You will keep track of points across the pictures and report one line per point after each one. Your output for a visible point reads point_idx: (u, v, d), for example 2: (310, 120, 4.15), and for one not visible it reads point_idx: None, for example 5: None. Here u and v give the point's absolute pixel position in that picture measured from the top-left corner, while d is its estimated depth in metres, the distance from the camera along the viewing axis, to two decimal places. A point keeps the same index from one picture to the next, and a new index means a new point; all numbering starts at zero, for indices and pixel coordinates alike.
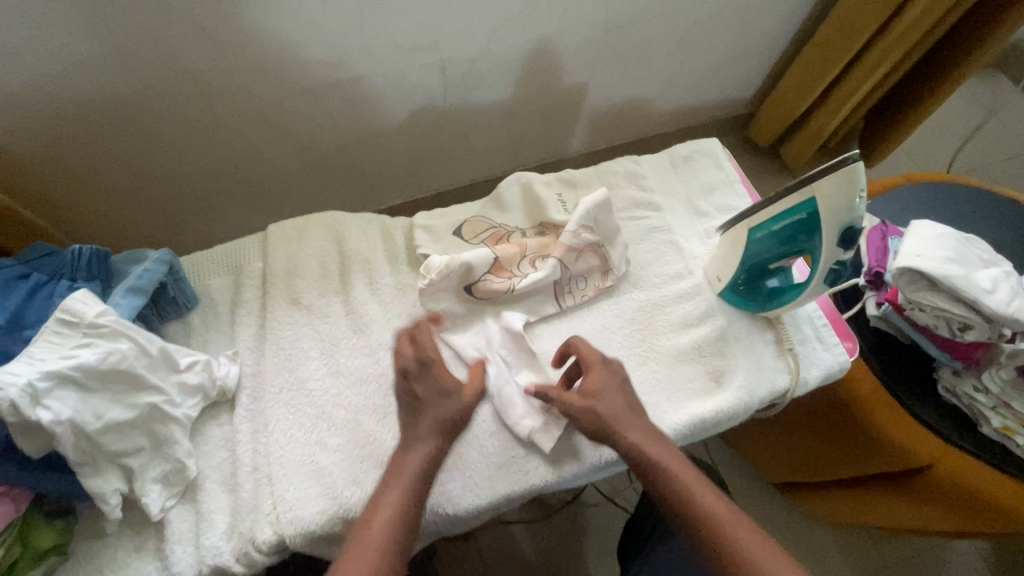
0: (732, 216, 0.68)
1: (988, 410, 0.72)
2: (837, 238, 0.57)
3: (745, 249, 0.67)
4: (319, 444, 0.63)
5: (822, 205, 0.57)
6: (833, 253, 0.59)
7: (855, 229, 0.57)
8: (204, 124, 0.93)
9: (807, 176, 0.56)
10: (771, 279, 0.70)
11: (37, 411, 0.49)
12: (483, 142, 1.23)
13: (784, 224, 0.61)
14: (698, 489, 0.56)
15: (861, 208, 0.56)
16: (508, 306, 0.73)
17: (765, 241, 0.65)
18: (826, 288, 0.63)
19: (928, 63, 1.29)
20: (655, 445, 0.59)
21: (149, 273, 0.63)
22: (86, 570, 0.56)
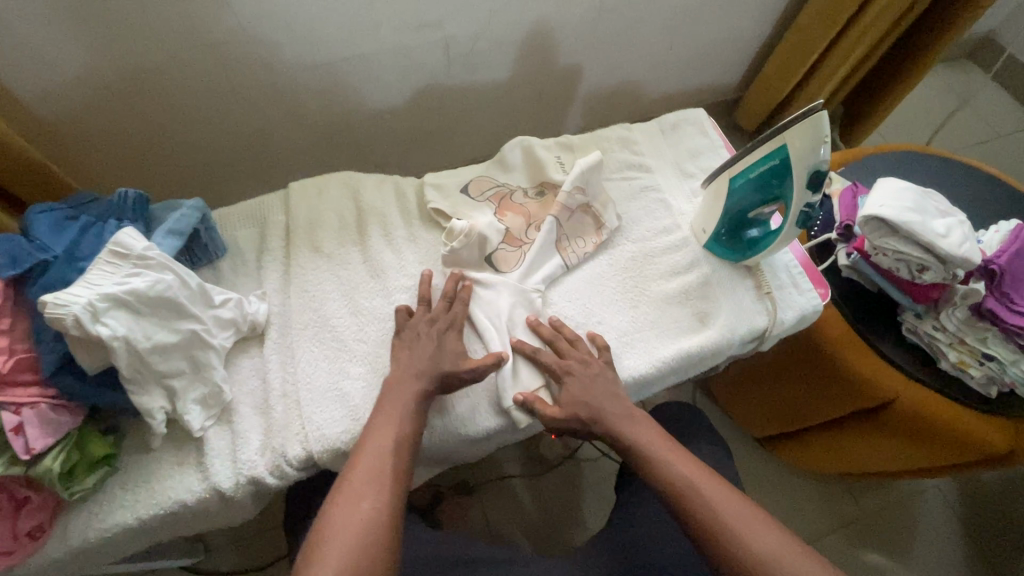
0: (716, 169, 0.76)
1: (946, 347, 0.79)
2: (807, 180, 0.66)
3: (727, 199, 0.74)
4: (342, 372, 0.69)
5: (792, 152, 0.65)
6: (803, 196, 0.67)
7: (820, 172, 0.65)
8: (221, 95, 0.98)
9: (780, 126, 0.65)
10: (751, 229, 0.77)
11: (97, 327, 0.55)
12: (483, 120, 1.29)
13: (759, 172, 0.69)
14: (660, 451, 0.64)
15: (825, 154, 0.64)
16: (528, 269, 0.77)
17: (741, 193, 0.73)
18: (797, 231, 0.71)
19: (901, 48, 1.37)
20: (614, 414, 0.67)
21: (186, 218, 0.70)
22: (134, 479, 0.62)
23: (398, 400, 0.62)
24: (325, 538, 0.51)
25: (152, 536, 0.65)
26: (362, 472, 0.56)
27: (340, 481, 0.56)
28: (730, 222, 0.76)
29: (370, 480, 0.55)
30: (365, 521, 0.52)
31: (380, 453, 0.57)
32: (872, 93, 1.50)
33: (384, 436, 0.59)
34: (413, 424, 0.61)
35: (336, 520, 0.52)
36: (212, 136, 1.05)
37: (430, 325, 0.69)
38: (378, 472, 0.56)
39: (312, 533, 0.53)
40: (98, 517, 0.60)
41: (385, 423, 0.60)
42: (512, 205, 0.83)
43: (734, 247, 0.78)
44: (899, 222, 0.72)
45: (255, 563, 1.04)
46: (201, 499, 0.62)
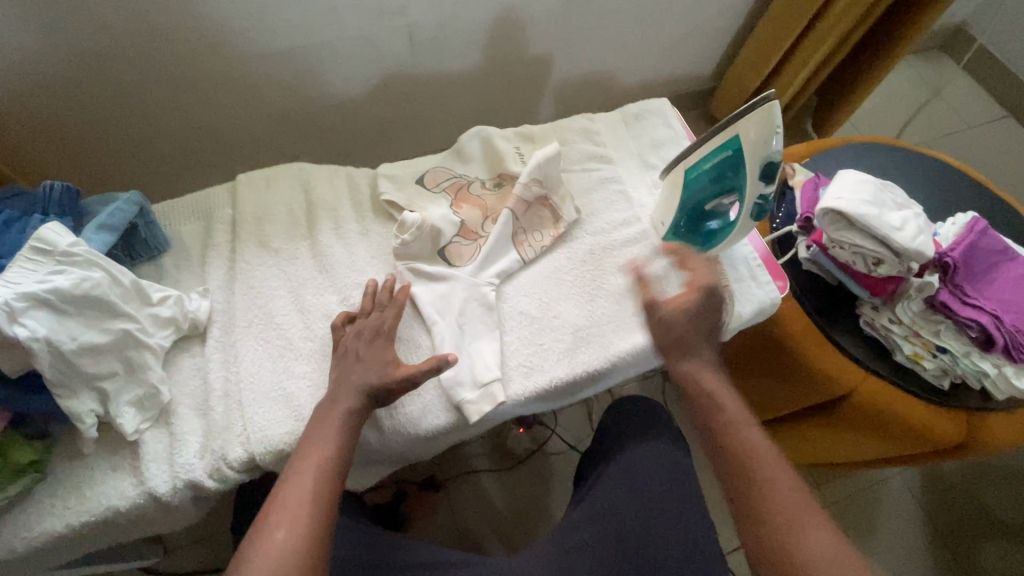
0: (672, 160, 0.75)
1: (901, 339, 0.79)
2: (760, 172, 0.65)
3: (682, 191, 0.73)
4: (288, 371, 0.67)
5: (744, 142, 0.65)
6: (757, 187, 0.66)
7: (774, 163, 0.64)
8: (170, 82, 0.94)
9: (731, 116, 0.64)
10: (711, 222, 0.75)
11: (14, 328, 0.52)
12: (451, 110, 1.26)
13: (714, 162, 0.68)
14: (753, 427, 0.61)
15: (776, 144, 0.63)
16: (484, 263, 0.76)
17: (699, 185, 0.71)
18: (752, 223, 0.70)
19: (872, 38, 1.37)
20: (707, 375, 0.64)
21: (120, 212, 0.66)
22: (65, 485, 0.60)
23: (331, 418, 0.59)
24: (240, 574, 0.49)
25: (88, 543, 0.63)
26: (284, 502, 0.53)
27: (261, 517, 0.52)
28: (690, 213, 0.74)
29: (295, 511, 0.52)
30: (281, 555, 0.49)
31: (306, 480, 0.54)
32: (843, 83, 1.49)
33: (310, 460, 0.56)
34: (346, 446, 0.58)
35: (262, 556, 0.49)
36: (162, 126, 1.01)
37: (357, 340, 0.65)
38: (299, 501, 0.53)
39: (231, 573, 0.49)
40: (25, 526, 0.58)
41: (315, 446, 0.57)
42: (468, 197, 0.81)
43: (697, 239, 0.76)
44: (856, 215, 0.72)
45: (217, 563, 1.03)
46: (136, 504, 0.60)
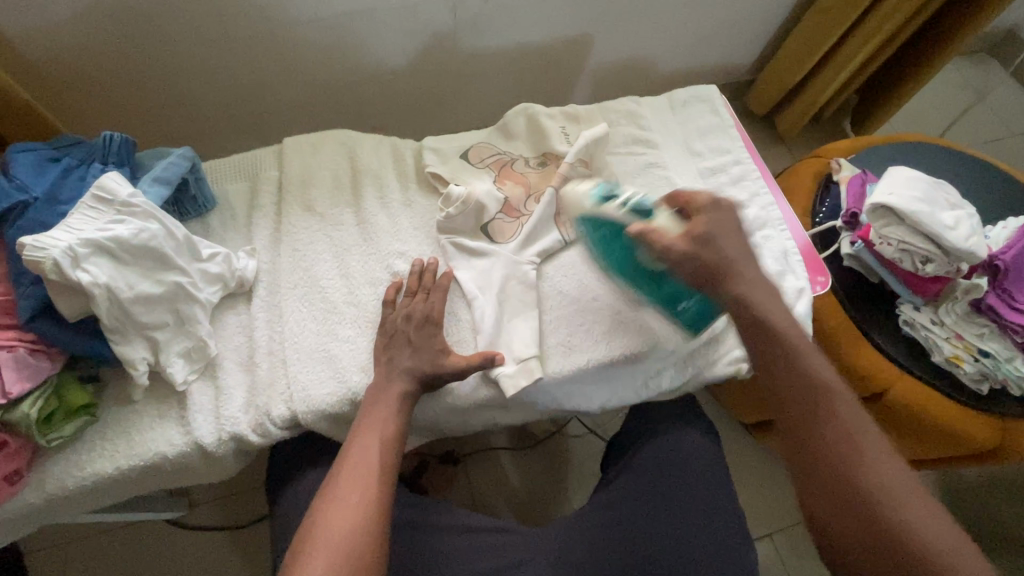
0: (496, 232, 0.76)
1: (940, 340, 0.78)
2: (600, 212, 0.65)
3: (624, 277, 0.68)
4: (330, 334, 0.68)
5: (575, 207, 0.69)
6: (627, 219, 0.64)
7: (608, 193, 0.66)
8: (214, 43, 0.94)
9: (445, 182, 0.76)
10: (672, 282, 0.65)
11: (77, 272, 0.53)
12: (489, 90, 1.25)
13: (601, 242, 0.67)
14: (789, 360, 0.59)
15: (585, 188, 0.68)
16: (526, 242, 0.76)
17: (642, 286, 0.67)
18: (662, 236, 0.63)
19: (922, 37, 1.33)
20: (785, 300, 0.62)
21: (173, 167, 0.67)
22: (115, 429, 0.62)
23: (386, 397, 0.62)
24: (313, 540, 0.52)
25: (132, 488, 0.64)
26: (350, 474, 0.56)
27: (329, 480, 0.56)
28: (662, 297, 0.67)
29: (358, 478, 0.55)
30: (355, 518, 0.53)
31: (369, 449, 0.58)
32: (887, 83, 1.45)
33: (372, 430, 0.59)
34: (402, 422, 0.61)
35: (334, 516, 0.53)
36: (204, 88, 1.01)
37: (407, 322, 0.66)
38: (365, 469, 0.56)
39: (301, 533, 0.53)
40: (76, 466, 0.60)
41: (376, 421, 0.60)
42: (513, 173, 0.80)
43: (703, 304, 0.66)
44: (908, 211, 0.71)
45: (240, 520, 1.05)
46: (182, 453, 0.62)
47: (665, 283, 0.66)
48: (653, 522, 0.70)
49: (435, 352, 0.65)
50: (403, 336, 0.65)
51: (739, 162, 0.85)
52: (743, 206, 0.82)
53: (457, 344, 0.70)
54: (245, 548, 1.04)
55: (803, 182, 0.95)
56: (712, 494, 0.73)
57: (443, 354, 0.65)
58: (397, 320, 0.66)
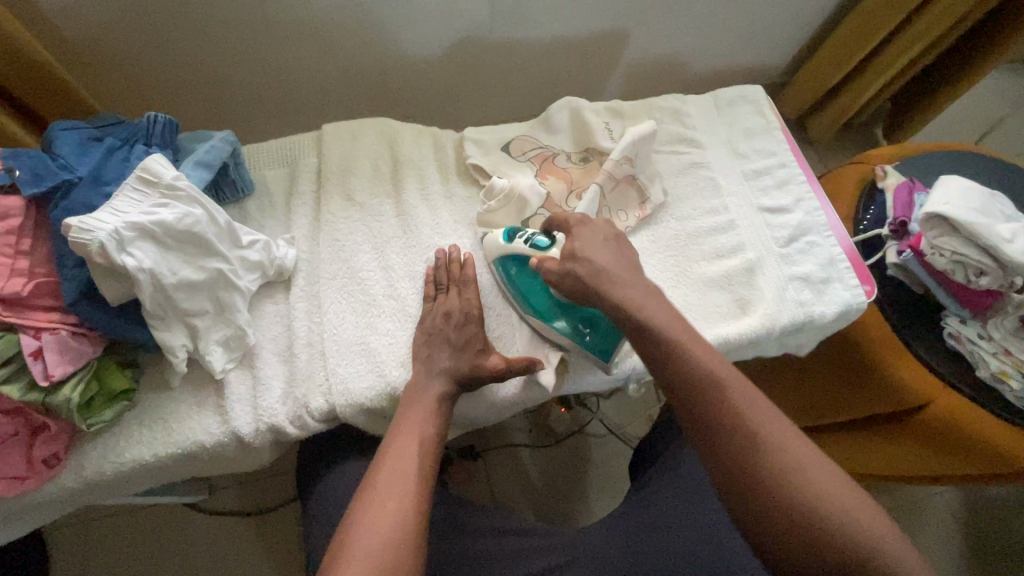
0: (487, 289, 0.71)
1: (987, 355, 0.77)
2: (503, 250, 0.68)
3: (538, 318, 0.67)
4: (370, 327, 0.67)
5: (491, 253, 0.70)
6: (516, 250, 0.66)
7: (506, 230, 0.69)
8: (249, 25, 0.92)
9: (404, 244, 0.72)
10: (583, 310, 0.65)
11: (123, 256, 0.52)
12: (521, 84, 1.22)
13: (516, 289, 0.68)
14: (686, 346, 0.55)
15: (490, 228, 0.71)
16: None
17: (554, 315, 0.66)
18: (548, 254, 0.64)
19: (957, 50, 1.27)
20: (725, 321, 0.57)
21: (215, 150, 0.66)
22: (153, 415, 0.61)
23: (424, 398, 0.60)
24: (351, 546, 0.47)
25: (166, 475, 0.64)
26: (387, 478, 0.52)
27: (366, 482, 0.53)
28: (576, 330, 0.65)
29: (397, 480, 0.52)
30: (393, 524, 0.49)
31: (408, 452, 0.55)
32: (924, 88, 1.38)
33: (410, 432, 0.57)
34: (438, 429, 0.58)
35: (371, 522, 0.49)
36: (236, 70, 0.99)
37: (448, 320, 0.65)
38: (405, 472, 0.53)
39: (336, 541, 0.48)
40: (114, 451, 0.59)
41: (413, 424, 0.57)
42: (554, 169, 0.79)
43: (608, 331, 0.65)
44: (964, 222, 0.69)
45: (260, 506, 1.05)
46: (219, 442, 0.61)
47: (577, 312, 0.65)
48: (697, 534, 0.67)
49: (476, 351, 0.63)
50: (444, 333, 0.64)
51: (785, 166, 0.83)
52: (789, 211, 0.80)
53: (496, 342, 0.69)
54: (264, 535, 1.03)
55: (845, 187, 0.93)
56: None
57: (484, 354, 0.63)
58: (438, 316, 0.65)
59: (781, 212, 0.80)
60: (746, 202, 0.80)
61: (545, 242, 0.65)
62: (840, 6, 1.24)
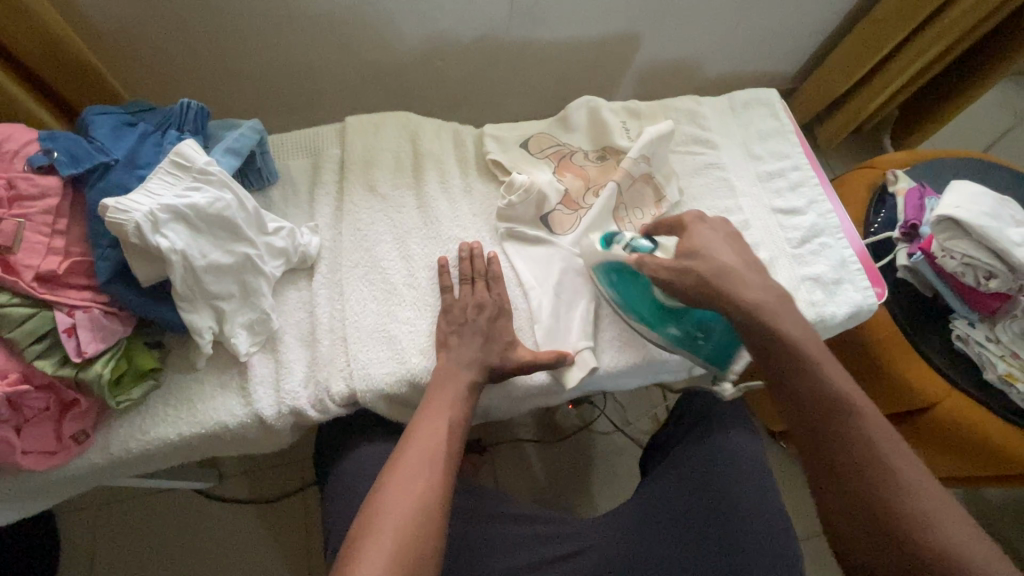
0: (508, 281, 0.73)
1: (996, 358, 0.79)
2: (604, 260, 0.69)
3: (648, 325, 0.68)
4: (391, 315, 0.68)
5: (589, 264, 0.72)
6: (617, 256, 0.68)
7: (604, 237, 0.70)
8: (272, 19, 0.93)
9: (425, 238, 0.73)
10: (690, 316, 0.65)
11: (157, 237, 0.53)
12: (536, 84, 1.24)
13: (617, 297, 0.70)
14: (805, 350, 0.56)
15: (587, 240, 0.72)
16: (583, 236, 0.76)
17: (663, 324, 0.67)
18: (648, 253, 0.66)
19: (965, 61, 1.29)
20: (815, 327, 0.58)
21: (244, 138, 0.68)
22: (179, 395, 0.62)
23: (453, 383, 0.61)
24: (377, 520, 0.50)
25: (188, 455, 0.65)
26: (411, 465, 0.54)
27: (394, 458, 0.55)
28: (685, 335, 0.66)
29: (423, 459, 0.54)
30: (416, 502, 0.51)
31: (436, 434, 0.56)
32: (933, 99, 1.40)
33: (438, 414, 0.58)
34: (465, 415, 0.60)
35: (397, 496, 0.51)
36: (257, 64, 1.01)
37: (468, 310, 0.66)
38: (431, 454, 0.55)
39: (363, 511, 0.51)
40: (141, 430, 0.60)
41: (444, 407, 0.59)
42: (572, 166, 0.80)
43: (722, 338, 0.65)
44: (974, 225, 0.71)
45: (268, 494, 1.06)
46: (242, 423, 0.62)
47: (686, 318, 0.66)
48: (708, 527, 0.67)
49: (496, 342, 0.65)
50: (465, 324, 0.66)
51: (798, 168, 0.84)
52: (801, 212, 0.81)
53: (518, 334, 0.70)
54: (272, 523, 1.04)
55: (855, 191, 0.94)
56: (770, 507, 0.68)
57: (503, 344, 0.65)
58: (458, 307, 0.67)
59: (793, 213, 0.81)
60: (759, 203, 0.82)
61: (649, 246, 0.67)
62: (853, 15, 1.26)
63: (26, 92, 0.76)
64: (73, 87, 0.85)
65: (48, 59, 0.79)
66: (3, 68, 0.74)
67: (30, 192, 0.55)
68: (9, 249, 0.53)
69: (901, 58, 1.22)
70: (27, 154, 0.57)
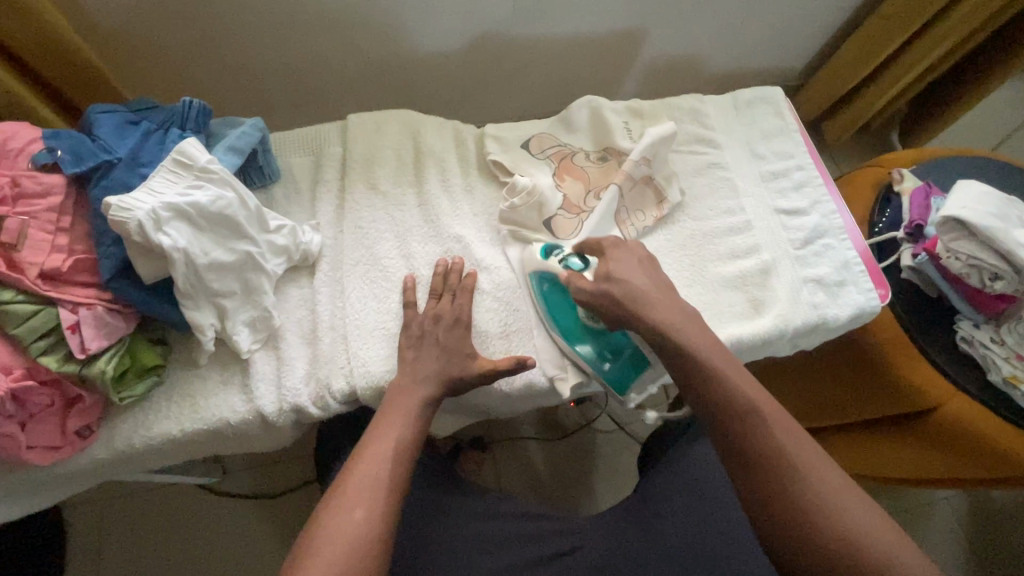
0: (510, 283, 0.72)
1: (1000, 360, 0.77)
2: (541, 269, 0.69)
3: (564, 342, 0.68)
4: (391, 314, 0.68)
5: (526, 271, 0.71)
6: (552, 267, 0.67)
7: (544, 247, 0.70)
8: (273, 16, 0.93)
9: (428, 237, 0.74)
10: (607, 341, 0.68)
11: (159, 236, 0.54)
12: (539, 81, 1.23)
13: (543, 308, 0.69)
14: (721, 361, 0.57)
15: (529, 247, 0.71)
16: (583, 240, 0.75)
17: (577, 339, 0.68)
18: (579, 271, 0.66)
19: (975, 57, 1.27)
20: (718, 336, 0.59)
21: (246, 137, 0.68)
22: (182, 392, 0.63)
23: (408, 402, 0.59)
24: (317, 551, 0.47)
25: (190, 451, 0.66)
26: (359, 481, 0.52)
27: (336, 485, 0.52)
28: (599, 358, 0.68)
29: (369, 486, 0.52)
30: (358, 533, 0.49)
31: (382, 459, 0.54)
32: (942, 96, 1.38)
33: (386, 437, 0.56)
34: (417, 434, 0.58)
35: (337, 527, 0.49)
36: (259, 61, 1.01)
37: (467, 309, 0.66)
38: (373, 482, 0.52)
39: (300, 542, 0.49)
40: (144, 425, 0.61)
41: (389, 428, 0.57)
42: (572, 167, 0.80)
43: (630, 363, 0.68)
44: (980, 226, 0.70)
45: (270, 489, 1.07)
46: (244, 420, 0.63)
47: (602, 343, 0.68)
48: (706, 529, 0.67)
49: None
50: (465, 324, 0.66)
51: (801, 167, 0.84)
52: (804, 212, 0.81)
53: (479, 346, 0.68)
54: (275, 517, 1.05)
55: (860, 192, 0.93)
56: None
57: None
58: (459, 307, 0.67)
59: (796, 213, 0.81)
60: (762, 202, 0.81)
61: (580, 265, 0.67)
62: (861, 11, 1.24)
63: (32, 92, 0.77)
64: (77, 83, 0.86)
65: (53, 59, 0.80)
66: (10, 70, 0.75)
67: (34, 189, 0.55)
68: (14, 247, 0.53)
69: (909, 55, 1.20)
70: (31, 152, 0.58)
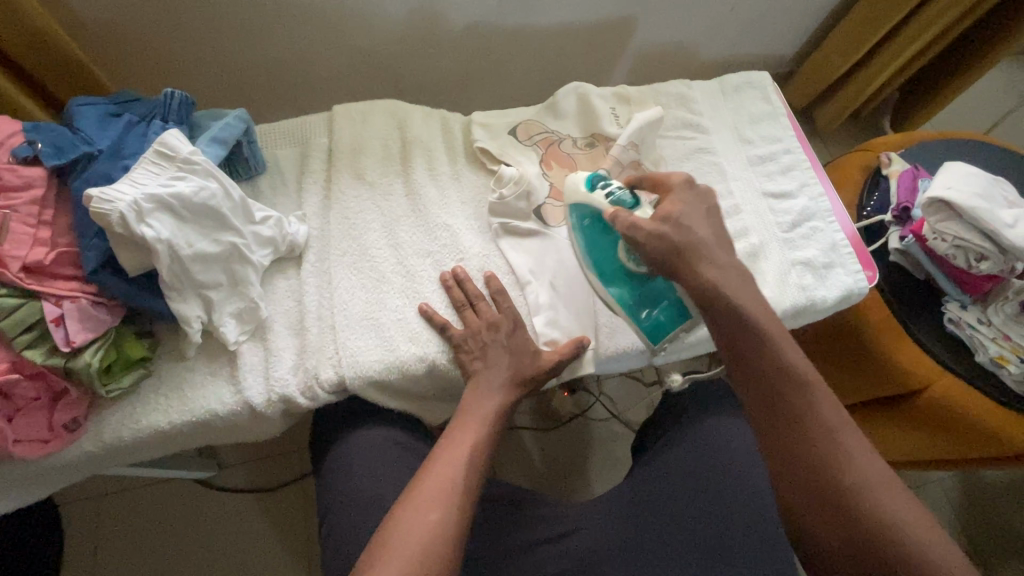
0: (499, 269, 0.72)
1: (988, 340, 0.78)
2: (584, 202, 0.67)
3: (598, 280, 0.68)
4: (380, 301, 0.68)
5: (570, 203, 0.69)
6: (599, 203, 0.65)
7: (592, 177, 0.67)
8: (257, 7, 0.93)
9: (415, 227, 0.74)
10: (646, 286, 0.66)
11: (142, 227, 0.53)
12: (528, 71, 1.23)
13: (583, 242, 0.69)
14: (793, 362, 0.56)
15: (574, 177, 0.68)
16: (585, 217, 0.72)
17: (612, 281, 0.67)
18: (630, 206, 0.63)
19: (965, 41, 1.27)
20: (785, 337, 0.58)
21: (230, 128, 0.67)
22: (169, 384, 0.63)
23: (478, 414, 0.61)
24: (391, 547, 0.48)
25: (180, 443, 0.66)
26: (437, 481, 0.53)
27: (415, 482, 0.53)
28: (630, 300, 0.66)
29: (443, 488, 0.52)
30: (432, 530, 0.49)
31: (457, 462, 0.55)
32: (932, 80, 1.38)
33: (460, 443, 0.57)
34: (489, 441, 0.59)
35: (411, 526, 0.49)
36: (245, 54, 1.01)
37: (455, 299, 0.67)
38: (448, 483, 0.53)
39: (375, 541, 0.49)
40: (131, 418, 0.61)
41: (467, 434, 0.58)
42: (559, 154, 0.80)
43: (665, 313, 0.65)
44: (965, 207, 0.70)
45: (266, 483, 1.07)
46: (232, 411, 0.63)
47: (638, 286, 0.66)
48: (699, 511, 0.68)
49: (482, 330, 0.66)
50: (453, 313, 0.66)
51: (789, 151, 0.84)
52: (792, 196, 0.81)
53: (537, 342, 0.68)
54: (271, 512, 1.05)
55: (849, 174, 0.94)
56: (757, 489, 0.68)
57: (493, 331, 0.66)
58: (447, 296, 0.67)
59: (784, 197, 0.81)
60: (750, 187, 0.81)
61: (630, 201, 0.63)
62: None
63: (17, 89, 0.77)
64: (61, 80, 0.85)
65: (36, 55, 0.80)
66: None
67: (15, 182, 0.55)
68: None
69: (898, 40, 1.20)
70: (12, 146, 0.57)
